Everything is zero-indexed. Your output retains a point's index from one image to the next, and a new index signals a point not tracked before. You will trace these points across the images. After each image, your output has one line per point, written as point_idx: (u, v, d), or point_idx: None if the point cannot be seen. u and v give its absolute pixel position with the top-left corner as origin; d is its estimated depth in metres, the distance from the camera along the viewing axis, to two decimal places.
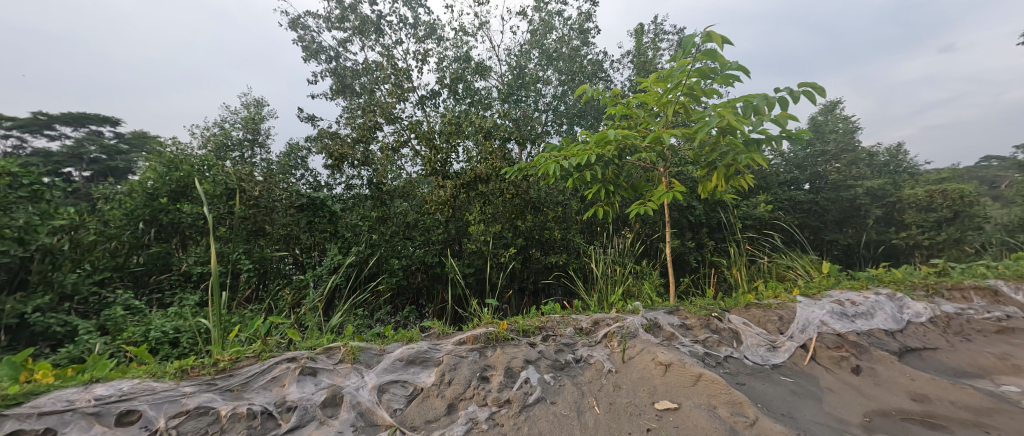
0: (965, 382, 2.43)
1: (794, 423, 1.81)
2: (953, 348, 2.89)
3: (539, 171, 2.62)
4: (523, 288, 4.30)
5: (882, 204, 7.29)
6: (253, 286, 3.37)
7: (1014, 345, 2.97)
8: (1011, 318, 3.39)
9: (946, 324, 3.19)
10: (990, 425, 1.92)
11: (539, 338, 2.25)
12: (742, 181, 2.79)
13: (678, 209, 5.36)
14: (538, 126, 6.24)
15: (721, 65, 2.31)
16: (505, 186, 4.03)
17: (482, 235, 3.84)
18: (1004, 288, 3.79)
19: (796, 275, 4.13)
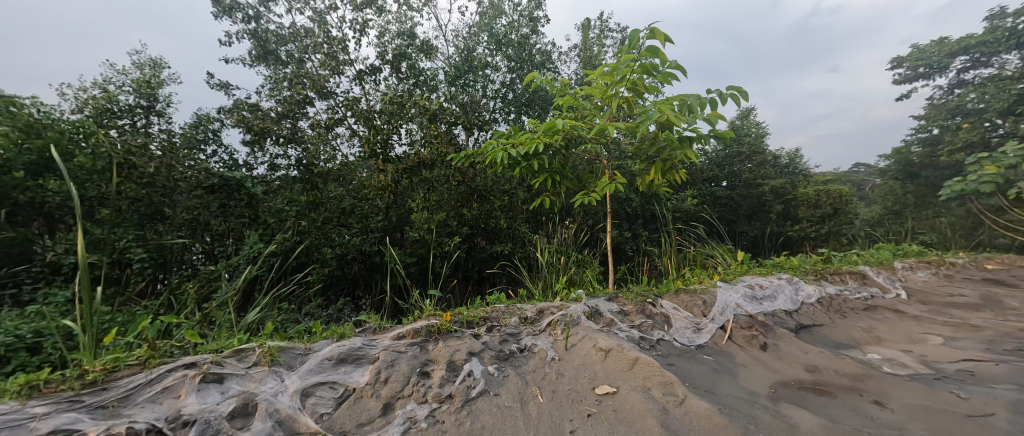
0: (843, 353, 2.81)
1: (715, 398, 1.96)
2: (833, 324, 3.32)
3: (486, 159, 2.53)
4: (466, 278, 4.26)
5: (782, 200, 8.11)
6: (150, 280, 2.91)
7: (877, 320, 3.49)
8: (875, 298, 3.99)
9: (830, 303, 3.65)
10: (866, 388, 2.23)
11: (483, 330, 2.23)
12: (677, 175, 2.94)
13: (618, 201, 5.64)
14: (486, 113, 6.14)
15: (662, 62, 2.37)
16: (450, 173, 3.95)
17: (425, 223, 3.66)
18: (870, 272, 4.44)
19: (716, 262, 4.47)
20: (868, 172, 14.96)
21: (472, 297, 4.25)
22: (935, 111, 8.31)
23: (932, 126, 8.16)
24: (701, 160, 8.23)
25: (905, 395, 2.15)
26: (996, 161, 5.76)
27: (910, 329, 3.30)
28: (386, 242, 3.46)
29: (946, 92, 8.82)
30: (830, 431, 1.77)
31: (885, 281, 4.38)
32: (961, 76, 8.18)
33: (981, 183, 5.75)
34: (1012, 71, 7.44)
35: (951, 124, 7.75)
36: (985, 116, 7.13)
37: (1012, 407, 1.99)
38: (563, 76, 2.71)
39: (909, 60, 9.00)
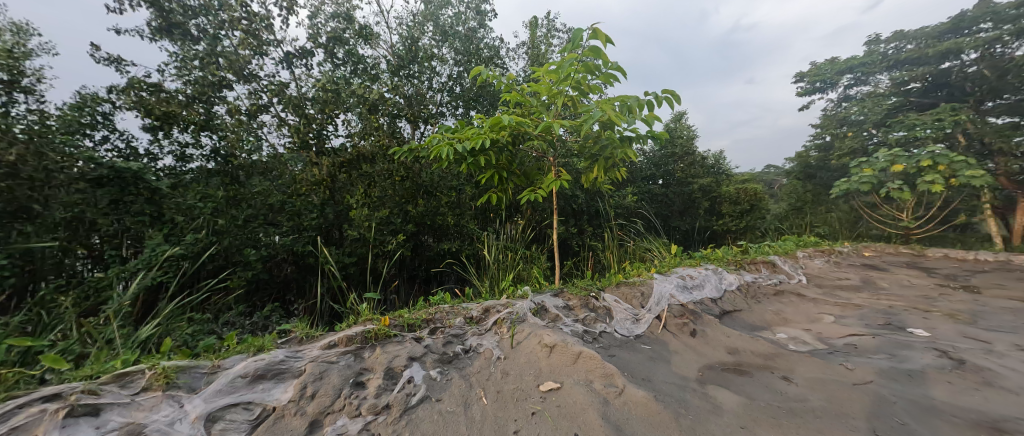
0: (758, 334, 3.10)
1: (652, 386, 2.07)
2: (750, 308, 3.67)
3: (431, 153, 2.44)
4: (413, 277, 4.14)
5: (709, 197, 8.73)
6: (10, 295, 2.21)
7: (784, 303, 3.91)
8: (783, 284, 4.47)
9: (748, 290, 4.02)
10: (777, 365, 2.47)
11: (425, 332, 2.17)
12: (618, 173, 3.05)
13: (564, 197, 5.76)
14: (432, 106, 5.99)
15: (603, 63, 2.42)
16: (394, 168, 3.75)
17: (365, 220, 3.48)
18: (780, 261, 4.97)
19: (653, 255, 4.74)
20: (776, 173, 16.88)
21: (419, 296, 4.13)
22: (829, 120, 9.53)
23: (826, 133, 9.36)
24: (639, 159, 8.75)
25: (808, 369, 2.40)
26: (872, 164, 6.89)
27: (809, 309, 3.73)
28: (319, 241, 3.23)
29: (836, 105, 10.09)
30: (747, 408, 1.93)
31: (791, 268, 4.92)
32: (847, 92, 9.37)
33: (861, 183, 6.78)
34: (884, 89, 8.64)
35: (840, 132, 8.94)
36: (864, 126, 8.54)
37: (886, 373, 2.32)
38: (509, 72, 2.68)
39: (809, 75, 10.21)
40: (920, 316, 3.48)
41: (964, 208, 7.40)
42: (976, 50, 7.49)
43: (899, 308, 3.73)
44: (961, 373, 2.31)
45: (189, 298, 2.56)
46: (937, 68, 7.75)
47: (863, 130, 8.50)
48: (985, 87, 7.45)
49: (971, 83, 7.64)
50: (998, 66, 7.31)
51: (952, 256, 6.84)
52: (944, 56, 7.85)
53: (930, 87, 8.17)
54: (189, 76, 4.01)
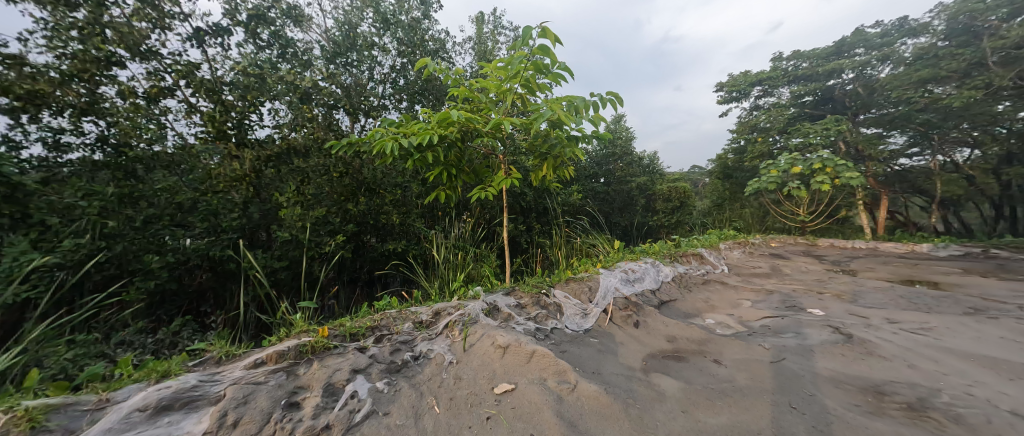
0: (690, 321, 3.30)
1: (602, 379, 2.11)
2: (684, 297, 3.90)
3: (373, 149, 2.29)
4: (355, 280, 3.91)
5: (645, 194, 9.21)
6: None
7: (712, 291, 4.23)
8: (710, 274, 4.84)
9: (681, 280, 4.29)
10: (710, 350, 2.63)
11: (370, 341, 2.04)
12: (566, 171, 3.08)
13: (513, 195, 5.77)
14: (374, 98, 5.73)
15: (552, 62, 2.41)
16: (332, 162, 3.63)
17: (298, 220, 3.20)
18: (708, 254, 5.37)
19: (598, 251, 4.89)
20: (702, 173, 18.37)
21: (361, 301, 3.88)
22: (742, 127, 10.60)
23: (741, 138, 10.40)
24: (584, 157, 8.89)
25: (736, 351, 2.58)
26: (776, 166, 7.77)
27: (733, 296, 4.04)
28: (243, 243, 2.92)
29: (749, 114, 11.29)
30: (687, 393, 2.03)
31: (716, 259, 5.34)
32: (757, 102, 10.79)
33: (768, 183, 7.67)
34: (786, 101, 10.16)
35: (752, 138, 10.08)
36: (771, 132, 9.66)
37: (797, 350, 2.56)
38: (456, 66, 2.60)
39: (728, 85, 11.45)
40: (816, 298, 3.90)
41: (844, 204, 8.74)
42: (854, 71, 9.19)
43: (798, 291, 4.16)
44: (852, 346, 2.60)
45: (68, 317, 2.12)
46: (825, 85, 9.40)
47: (769, 136, 9.66)
48: (859, 102, 9.20)
49: (849, 98, 9.38)
50: (868, 85, 9.10)
51: (836, 245, 7.91)
52: (830, 74, 9.46)
53: (820, 101, 9.84)
54: (62, 49, 3.19)
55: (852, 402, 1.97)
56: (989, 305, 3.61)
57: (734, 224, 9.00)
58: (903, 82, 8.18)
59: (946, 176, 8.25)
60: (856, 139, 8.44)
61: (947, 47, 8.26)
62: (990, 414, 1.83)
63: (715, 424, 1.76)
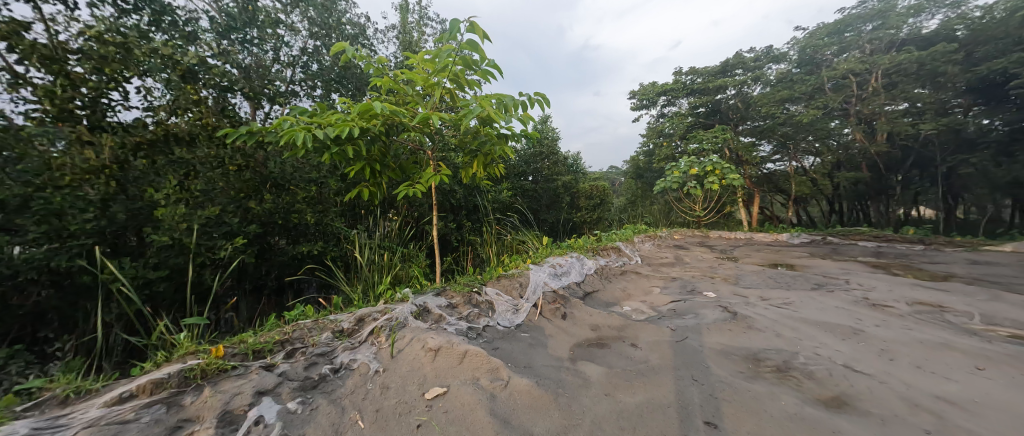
0: (611, 309, 3.50)
1: (533, 372, 2.13)
2: (605, 287, 4.14)
3: (281, 139, 2.03)
4: (260, 287, 3.51)
5: (570, 192, 9.58)
6: None
7: (628, 280, 4.54)
8: (626, 265, 5.20)
9: (602, 272, 4.54)
10: (628, 335, 2.80)
11: (281, 357, 1.84)
12: (497, 169, 3.07)
13: (442, 192, 5.61)
14: (281, 83, 5.21)
15: (481, 59, 2.33)
16: (227, 154, 3.13)
17: (182, 221, 2.74)
18: (625, 247, 5.77)
19: (527, 247, 4.99)
20: (620, 173, 19.77)
21: (268, 312, 3.50)
22: (652, 132, 11.64)
23: (650, 142, 11.45)
24: (512, 156, 8.90)
25: (649, 333, 2.79)
26: (678, 167, 8.65)
27: (645, 284, 4.39)
28: (99, 251, 2.29)
29: (656, 120, 12.40)
30: (610, 377, 2.13)
31: (631, 252, 5.76)
32: (663, 111, 12.22)
33: (671, 182, 8.51)
34: (685, 111, 11.61)
35: (659, 142, 11.13)
36: (674, 138, 10.75)
37: (698, 329, 2.85)
38: (379, 55, 2.42)
39: (640, 94, 12.65)
40: (708, 282, 4.40)
41: (728, 201, 10.05)
42: (736, 88, 10.74)
43: (695, 277, 4.65)
44: (737, 321, 2.96)
45: None
46: (714, 98, 10.86)
47: (673, 141, 10.72)
48: (739, 115, 10.90)
49: (732, 111, 10.98)
50: (745, 101, 10.83)
51: (723, 235, 9.02)
52: (718, 89, 10.91)
53: (710, 112, 11.38)
54: None
55: (738, 369, 2.23)
56: (827, 280, 4.41)
57: (645, 219, 9.83)
58: (767, 100, 10.18)
59: (797, 178, 10.07)
60: (737, 146, 9.81)
61: (799, 73, 10.69)
62: (831, 368, 2.21)
63: (634, 402, 1.87)
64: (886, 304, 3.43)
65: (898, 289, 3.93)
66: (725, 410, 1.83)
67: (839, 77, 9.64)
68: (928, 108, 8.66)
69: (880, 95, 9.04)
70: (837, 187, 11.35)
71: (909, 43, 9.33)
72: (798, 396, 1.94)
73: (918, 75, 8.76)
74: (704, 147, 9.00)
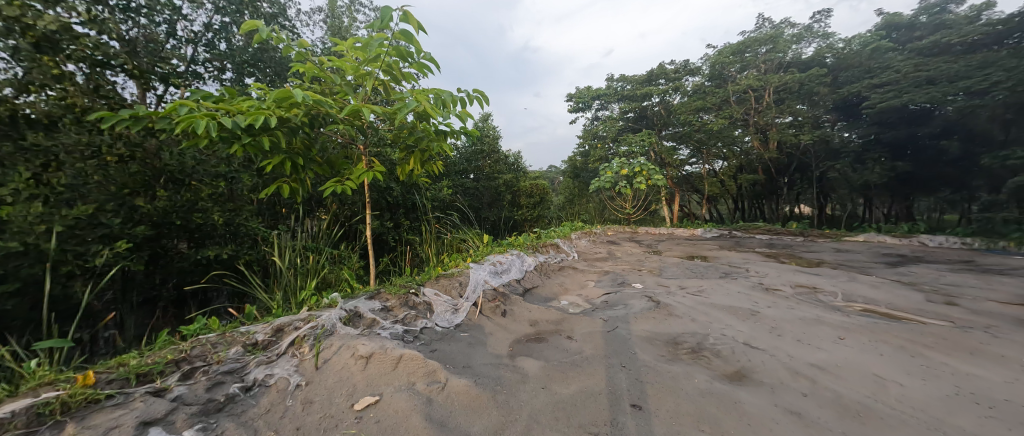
0: (550, 304, 3.57)
1: (471, 372, 2.10)
2: (544, 283, 4.22)
3: (177, 126, 1.75)
4: (151, 299, 2.99)
5: (511, 190, 9.67)
6: None
7: (565, 275, 4.69)
8: (564, 261, 5.36)
9: (542, 268, 4.63)
10: (564, 328, 2.87)
11: (177, 379, 1.62)
12: (435, 166, 2.97)
13: (377, 189, 5.29)
14: (180, 60, 4.59)
15: (416, 51, 2.23)
16: (104, 141, 2.51)
17: (35, 223, 2.15)
18: (563, 244, 5.94)
19: (469, 246, 4.94)
20: (558, 173, 20.38)
21: (161, 327, 2.98)
22: (587, 134, 12.14)
23: (586, 143, 11.94)
24: (453, 153, 8.76)
25: (584, 326, 2.89)
26: (610, 168, 9.12)
27: (581, 278, 4.55)
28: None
29: (591, 123, 12.97)
30: (546, 370, 2.16)
31: (569, 248, 5.94)
32: (597, 114, 12.81)
33: (604, 182, 8.95)
34: (617, 116, 12.26)
35: (594, 143, 11.65)
36: (607, 141, 11.33)
37: (628, 318, 3.00)
38: (301, 39, 2.20)
39: (576, 97, 13.14)
40: (637, 274, 4.68)
41: (652, 199, 10.84)
42: (660, 96, 11.60)
43: (625, 270, 4.92)
44: (660, 309, 3.17)
45: None
46: (641, 105, 11.59)
47: (606, 143, 11.29)
48: (662, 120, 11.82)
49: (657, 117, 11.94)
50: (668, 108, 11.77)
51: (649, 231, 9.70)
52: (645, 97, 11.72)
53: (638, 117, 12.16)
54: None
55: (660, 353, 2.39)
56: (732, 269, 4.92)
57: (582, 217, 10.25)
58: (686, 108, 11.09)
59: (709, 179, 11.16)
60: (661, 149, 10.61)
61: (710, 86, 11.76)
62: (735, 346, 2.45)
63: (568, 393, 1.92)
64: (776, 288, 3.92)
65: (786, 275, 4.52)
66: (649, 392, 1.94)
67: (741, 91, 10.78)
68: (806, 122, 10.14)
69: (771, 109, 10.32)
70: (739, 188, 12.83)
71: (792, 66, 10.91)
72: (709, 373, 2.12)
73: (798, 93, 10.31)
74: (633, 150, 9.63)
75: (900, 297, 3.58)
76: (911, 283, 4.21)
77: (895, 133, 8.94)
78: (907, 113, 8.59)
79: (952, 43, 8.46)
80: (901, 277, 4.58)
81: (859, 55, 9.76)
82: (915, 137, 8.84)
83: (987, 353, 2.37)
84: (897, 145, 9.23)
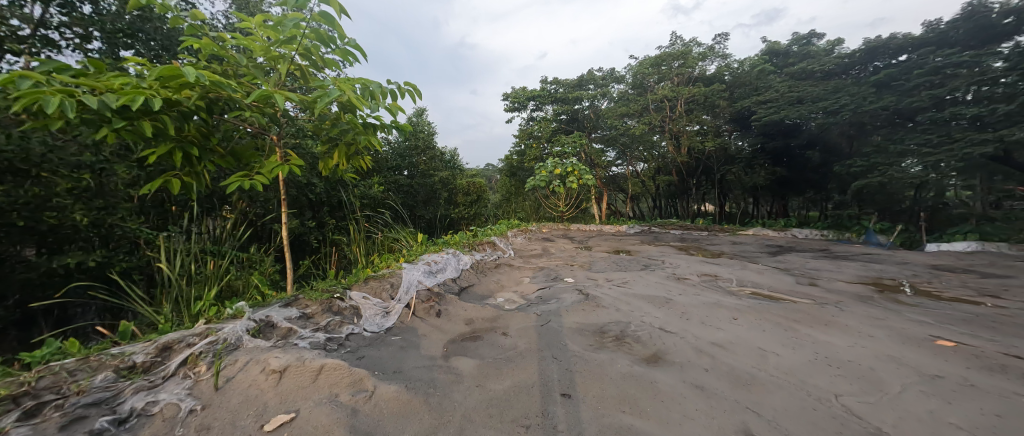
0: (486, 302, 3.55)
1: (402, 376, 2.00)
2: (480, 281, 4.18)
3: (18, 104, 1.42)
4: None
5: (447, 187, 9.46)
6: None
7: (501, 272, 4.69)
8: (501, 259, 5.36)
9: (478, 266, 4.58)
10: (500, 325, 2.86)
11: (19, 418, 1.33)
12: (362, 161, 2.78)
13: (296, 185, 4.76)
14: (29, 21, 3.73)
15: (340, 37, 2.06)
16: None
17: None
18: (499, 242, 5.94)
19: (402, 246, 4.76)
20: (494, 171, 20.48)
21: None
22: (523, 134, 12.30)
23: (521, 143, 12.11)
24: (384, 149, 8.35)
25: (519, 321, 2.90)
26: (544, 167, 9.33)
27: (516, 275, 4.59)
28: None
29: (526, 123, 13.16)
30: (482, 368, 2.13)
31: (505, 246, 5.95)
32: (531, 115, 13.01)
33: (539, 181, 9.17)
34: (550, 117, 12.57)
35: (529, 143, 11.85)
36: (542, 141, 11.58)
37: (562, 312, 3.08)
38: (195, 10, 1.90)
39: (511, 96, 13.21)
40: (568, 269, 4.84)
41: (583, 198, 11.33)
42: (590, 101, 12.11)
43: (558, 266, 5.06)
44: (589, 301, 3.31)
45: None
46: (573, 108, 12.03)
47: (541, 144, 11.54)
48: (591, 123, 12.34)
49: (587, 120, 12.42)
50: (597, 112, 12.32)
51: (581, 228, 10.12)
52: (576, 100, 12.16)
53: (571, 120, 12.56)
54: None
55: (589, 343, 2.48)
56: (651, 261, 5.31)
57: (517, 215, 10.41)
58: (613, 113, 11.77)
59: (632, 180, 11.96)
60: (591, 151, 11.12)
61: (633, 94, 12.53)
62: (651, 331, 2.64)
63: (501, 389, 1.91)
64: (687, 277, 4.31)
65: (694, 265, 4.99)
66: (578, 381, 1.99)
67: (659, 101, 11.57)
68: (710, 130, 11.42)
69: (683, 118, 11.34)
70: (658, 188, 13.91)
71: (699, 81, 11.92)
72: (631, 358, 2.25)
73: (704, 105, 11.43)
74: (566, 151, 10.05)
75: (778, 280, 4.15)
76: (786, 269, 4.91)
77: (774, 143, 10.64)
78: (782, 126, 10.18)
79: (813, 71, 10.19)
80: (779, 264, 5.32)
81: (750, 75, 11.26)
82: (789, 147, 10.67)
83: (837, 324, 2.82)
84: (776, 153, 10.98)
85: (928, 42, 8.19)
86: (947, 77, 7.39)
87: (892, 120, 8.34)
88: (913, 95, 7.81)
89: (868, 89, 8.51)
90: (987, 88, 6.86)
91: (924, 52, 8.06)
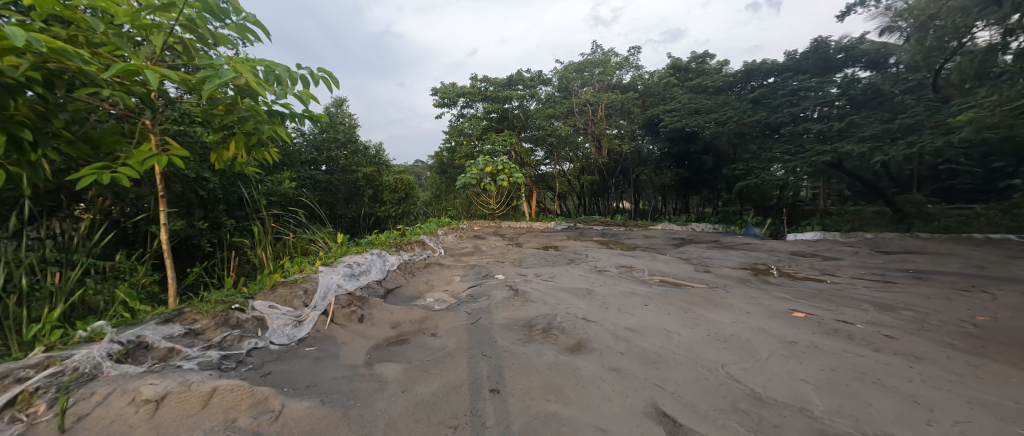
0: (414, 303, 3.39)
1: (317, 390, 1.82)
2: (408, 282, 3.99)
3: None
4: None
5: (374, 185, 8.91)
6: None
7: (431, 272, 4.53)
8: (431, 258, 5.19)
9: (406, 267, 4.37)
10: (428, 326, 2.75)
11: None
12: (267, 154, 2.48)
13: (181, 180, 4.07)
14: None
15: (235, 10, 1.79)
16: None
17: None
18: (429, 241, 5.73)
19: (318, 247, 4.38)
20: (425, 168, 19.87)
21: None
22: (453, 131, 12.06)
23: (451, 140, 11.89)
24: (297, 141, 7.70)
25: (448, 321, 2.82)
26: (474, 165, 9.24)
27: (447, 274, 4.48)
28: None
29: (456, 120, 12.93)
30: (409, 372, 2.03)
31: (435, 245, 5.77)
32: (461, 111, 12.78)
33: (469, 178, 9.06)
34: (480, 114, 12.48)
35: (459, 141, 11.68)
36: (472, 139, 11.47)
37: (492, 308, 3.06)
38: None
39: (440, 91, 12.87)
40: (500, 266, 4.84)
41: (513, 196, 11.45)
42: (519, 101, 12.27)
43: (489, 263, 5.04)
44: (518, 297, 3.33)
45: None
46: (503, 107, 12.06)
47: (471, 141, 11.43)
48: (520, 123, 12.50)
49: (517, 119, 12.53)
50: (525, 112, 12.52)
51: (512, 225, 10.23)
52: (506, 99, 12.24)
53: (501, 119, 12.60)
54: None
55: (518, 337, 2.49)
56: (576, 256, 5.54)
57: (449, 213, 10.31)
58: (540, 113, 12.04)
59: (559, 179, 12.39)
60: (519, 150, 11.28)
61: (559, 96, 12.99)
62: (575, 322, 2.73)
63: (428, 392, 1.83)
64: (607, 269, 4.55)
65: (614, 258, 5.31)
66: (506, 376, 1.98)
67: (581, 104, 12.26)
68: (626, 134, 12.32)
69: (603, 121, 12.03)
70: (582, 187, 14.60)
71: (615, 88, 12.76)
72: (556, 349, 2.30)
73: (621, 110, 12.26)
74: (495, 149, 10.09)
75: (681, 269, 4.59)
76: (687, 259, 5.44)
77: (677, 148, 11.74)
78: (682, 133, 11.33)
79: (706, 86, 11.48)
80: (683, 255, 5.88)
81: (658, 85, 12.26)
82: (688, 152, 11.91)
83: (724, 304, 3.19)
84: (679, 157, 12.20)
85: (788, 69, 9.77)
86: (800, 98, 8.79)
87: (764, 131, 9.73)
88: (779, 112, 9.15)
89: (746, 104, 9.80)
90: (827, 109, 8.30)
91: (785, 77, 9.50)
